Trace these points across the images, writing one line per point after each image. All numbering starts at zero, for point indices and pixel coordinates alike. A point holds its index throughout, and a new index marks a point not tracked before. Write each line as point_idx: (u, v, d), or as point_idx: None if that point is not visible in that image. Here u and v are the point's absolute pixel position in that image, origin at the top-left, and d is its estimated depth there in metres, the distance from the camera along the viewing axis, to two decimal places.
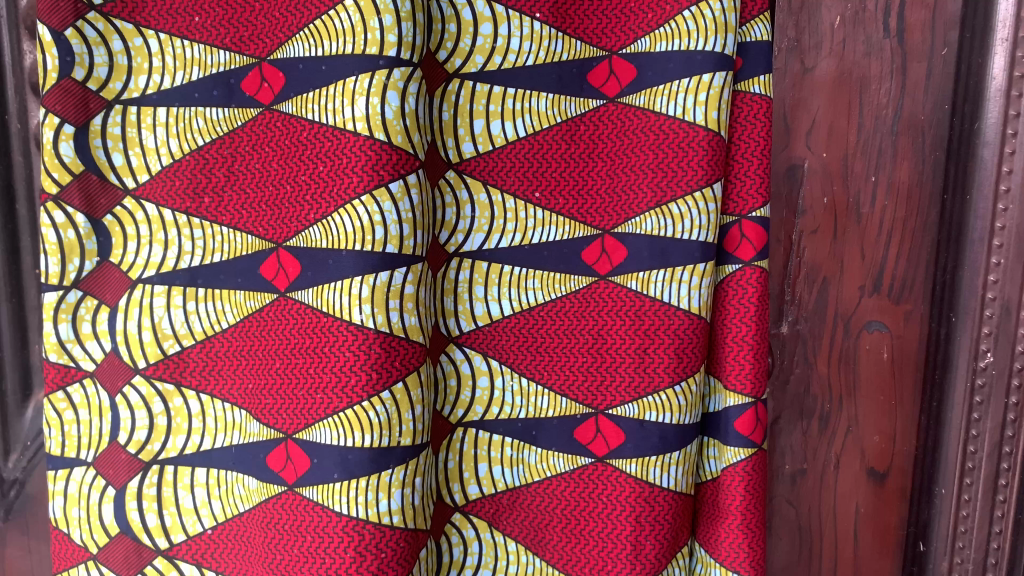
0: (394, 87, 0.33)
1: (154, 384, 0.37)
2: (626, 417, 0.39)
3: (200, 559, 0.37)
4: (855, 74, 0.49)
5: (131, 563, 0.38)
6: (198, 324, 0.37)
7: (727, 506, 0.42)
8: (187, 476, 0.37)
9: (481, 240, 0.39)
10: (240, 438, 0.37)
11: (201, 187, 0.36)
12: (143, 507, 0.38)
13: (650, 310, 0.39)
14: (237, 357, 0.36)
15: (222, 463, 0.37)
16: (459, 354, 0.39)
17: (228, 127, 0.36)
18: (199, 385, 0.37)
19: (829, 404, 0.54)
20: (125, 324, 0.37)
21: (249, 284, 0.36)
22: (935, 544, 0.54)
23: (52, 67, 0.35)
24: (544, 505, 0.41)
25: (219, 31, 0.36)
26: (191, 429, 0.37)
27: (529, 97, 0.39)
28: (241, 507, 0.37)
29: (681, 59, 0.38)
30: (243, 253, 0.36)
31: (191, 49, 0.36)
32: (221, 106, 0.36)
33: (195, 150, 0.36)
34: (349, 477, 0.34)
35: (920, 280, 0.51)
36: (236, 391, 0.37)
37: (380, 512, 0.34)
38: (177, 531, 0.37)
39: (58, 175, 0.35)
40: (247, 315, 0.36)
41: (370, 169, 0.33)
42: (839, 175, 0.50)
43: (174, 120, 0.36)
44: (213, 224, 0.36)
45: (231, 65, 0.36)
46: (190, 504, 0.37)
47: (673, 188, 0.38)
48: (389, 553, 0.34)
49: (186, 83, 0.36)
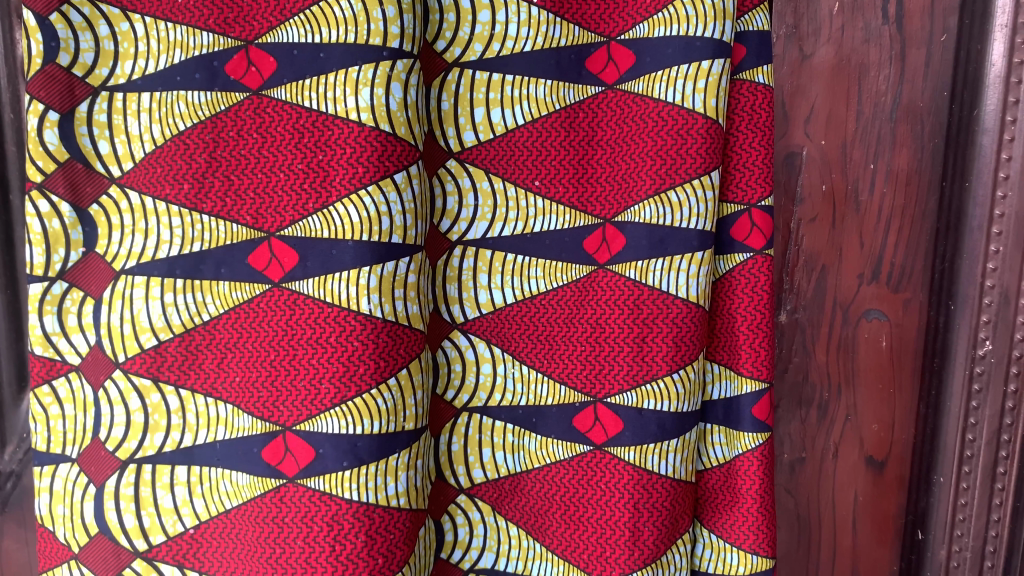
0: (397, 78, 0.34)
1: (132, 379, 0.35)
2: (625, 405, 0.39)
3: (182, 559, 0.36)
4: (854, 61, 0.48)
5: (109, 566, 0.36)
6: (176, 317, 0.35)
7: (744, 490, 0.42)
8: (165, 475, 0.35)
9: (485, 228, 0.39)
10: (225, 434, 0.35)
11: (183, 173, 0.34)
12: (120, 507, 0.36)
13: (649, 299, 0.38)
14: (223, 350, 0.35)
15: (205, 460, 0.35)
16: (464, 340, 0.40)
17: (211, 111, 0.34)
18: (177, 380, 0.35)
19: (827, 393, 0.54)
20: (109, 317, 0.35)
21: (236, 275, 0.35)
22: (933, 532, 0.54)
23: (37, 52, 0.33)
24: (543, 491, 0.41)
25: (202, 13, 0.34)
26: (170, 425, 0.35)
27: (528, 83, 0.38)
28: (228, 504, 0.35)
29: (681, 44, 0.37)
30: (227, 243, 0.35)
31: (174, 31, 0.34)
32: (204, 89, 0.34)
33: (176, 136, 0.34)
34: (359, 464, 0.34)
35: (919, 268, 0.51)
36: (224, 385, 0.35)
37: (389, 496, 0.35)
38: (156, 532, 0.36)
39: (43, 164, 0.34)
40: (232, 307, 0.35)
41: (376, 159, 0.33)
42: (838, 163, 0.50)
43: (157, 105, 0.34)
44: (193, 213, 0.35)
45: (214, 48, 0.34)
46: (171, 504, 0.35)
47: (672, 175, 0.38)
48: (396, 534, 0.35)
49: (168, 67, 0.34)
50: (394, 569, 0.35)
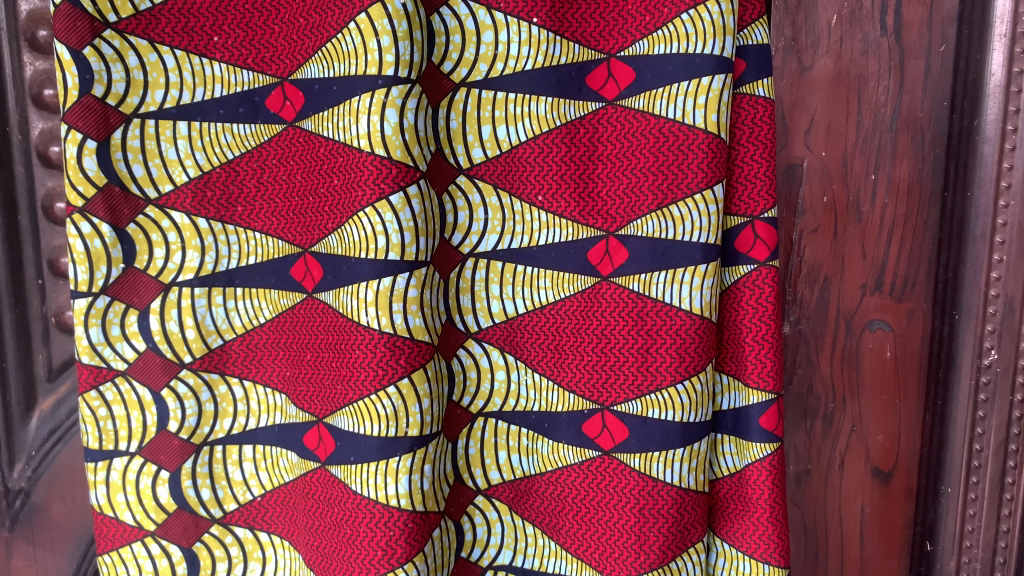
0: (392, 105, 0.35)
1: (201, 375, 0.40)
2: (629, 413, 0.40)
3: (253, 522, 0.43)
4: (853, 72, 0.49)
5: (189, 533, 0.41)
6: (238, 319, 0.41)
7: (755, 500, 0.42)
8: (235, 453, 0.42)
9: (496, 241, 0.41)
10: (281, 419, 0.41)
11: (233, 197, 0.40)
12: (197, 483, 0.41)
13: (653, 311, 0.39)
14: (275, 348, 0.41)
15: (266, 440, 0.42)
16: (478, 348, 0.42)
17: (255, 142, 0.40)
18: (241, 373, 0.41)
19: (832, 404, 0.54)
20: (164, 325, 0.39)
21: (282, 284, 0.40)
22: (942, 544, 0.54)
23: (73, 85, 0.35)
24: (558, 492, 0.42)
25: (240, 51, 0.39)
26: (237, 412, 0.41)
27: (529, 101, 0.40)
28: (286, 478, 0.42)
29: (680, 62, 0.38)
30: (275, 257, 0.40)
31: (212, 67, 0.39)
32: (247, 122, 0.39)
33: (224, 163, 0.39)
34: (363, 461, 0.38)
35: (922, 278, 0.51)
36: (274, 378, 0.41)
37: (388, 494, 0.37)
38: (229, 500, 0.42)
39: (83, 188, 0.36)
40: (281, 312, 0.41)
41: (376, 182, 0.36)
42: (839, 174, 0.51)
43: (198, 133, 0.39)
44: (247, 230, 0.40)
45: (254, 84, 0.39)
46: (240, 476, 0.42)
47: (673, 190, 0.38)
48: (398, 531, 0.38)
49: (209, 100, 0.39)
50: (393, 564, 0.38)
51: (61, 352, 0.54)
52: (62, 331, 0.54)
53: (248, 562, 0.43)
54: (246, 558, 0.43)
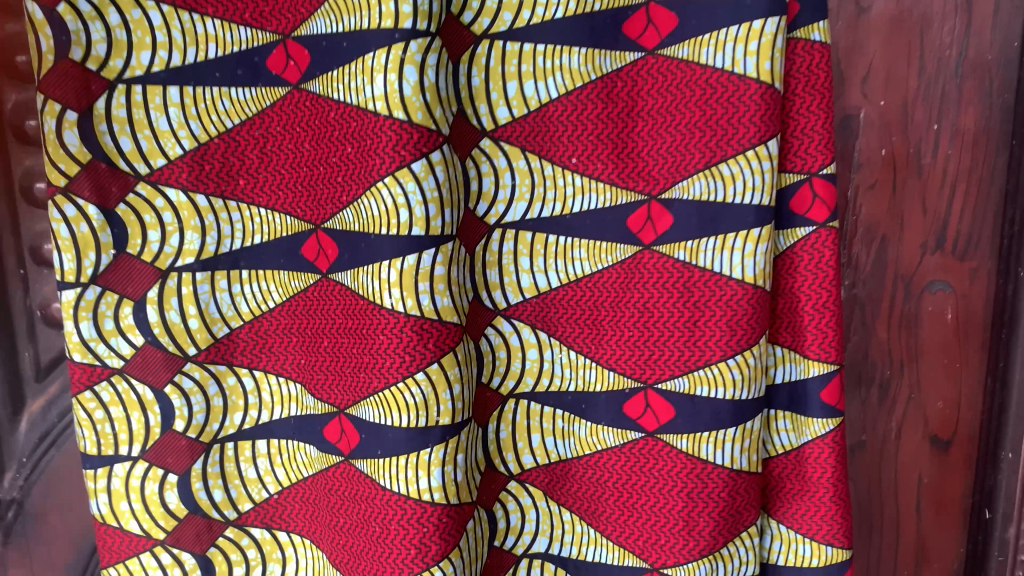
0: (411, 61, 0.31)
1: (207, 368, 0.37)
2: (677, 392, 0.37)
3: (269, 521, 0.40)
4: (917, 12, 0.45)
5: (202, 539, 0.38)
6: (244, 304, 0.37)
7: (816, 480, 0.39)
8: (247, 450, 0.39)
9: (524, 209, 0.37)
10: (297, 410, 0.38)
11: (234, 169, 0.36)
12: (208, 485, 0.38)
13: (701, 281, 0.36)
14: (289, 333, 0.38)
15: (282, 433, 0.39)
16: (507, 326, 0.38)
17: (257, 107, 0.36)
18: (250, 362, 0.38)
19: (890, 371, 0.52)
20: (164, 315, 0.35)
21: (292, 264, 0.37)
22: (1001, 510, 0.52)
23: (47, 48, 0.31)
24: (597, 478, 0.39)
25: (236, 6, 0.34)
26: (248, 405, 0.38)
27: (560, 54, 0.35)
28: (305, 472, 0.39)
29: (729, 6, 0.34)
30: (283, 235, 0.36)
31: (204, 24, 0.34)
32: (246, 86, 0.35)
33: (222, 133, 0.35)
34: (392, 454, 0.34)
35: (987, 236, 0.48)
36: (288, 365, 0.38)
37: (420, 489, 0.34)
38: (243, 500, 0.39)
39: (65, 167, 0.32)
40: (293, 295, 0.37)
41: (393, 150, 0.32)
42: (898, 125, 0.47)
43: (191, 100, 0.34)
44: (251, 206, 0.36)
45: (253, 42, 0.35)
46: (254, 474, 0.39)
47: (723, 147, 0.35)
48: (432, 527, 0.35)
49: (203, 62, 0.34)
50: (428, 563, 0.35)
51: (49, 350, 0.50)
52: (51, 326, 0.50)
53: (267, 564, 0.40)
54: (265, 559, 0.40)
